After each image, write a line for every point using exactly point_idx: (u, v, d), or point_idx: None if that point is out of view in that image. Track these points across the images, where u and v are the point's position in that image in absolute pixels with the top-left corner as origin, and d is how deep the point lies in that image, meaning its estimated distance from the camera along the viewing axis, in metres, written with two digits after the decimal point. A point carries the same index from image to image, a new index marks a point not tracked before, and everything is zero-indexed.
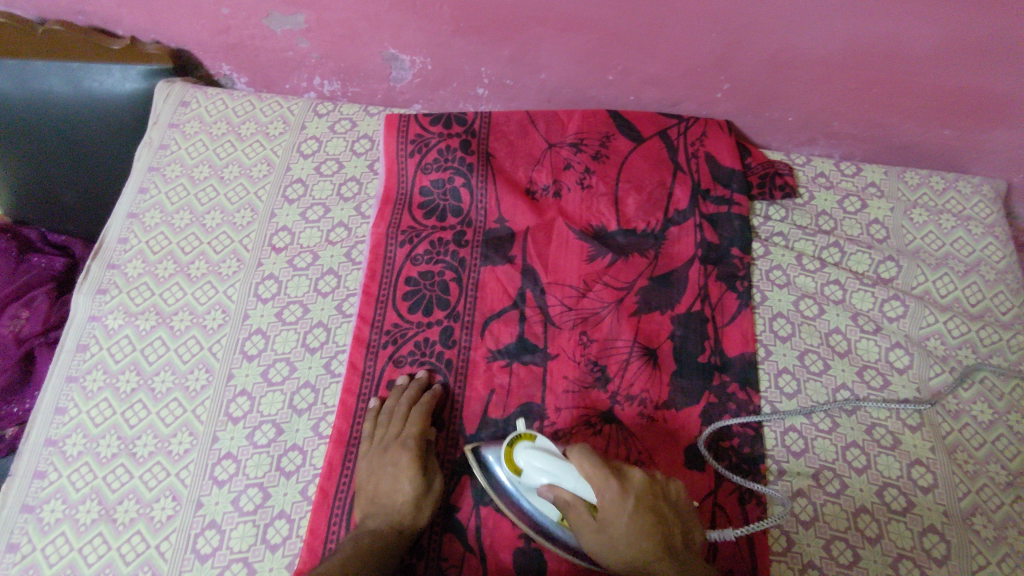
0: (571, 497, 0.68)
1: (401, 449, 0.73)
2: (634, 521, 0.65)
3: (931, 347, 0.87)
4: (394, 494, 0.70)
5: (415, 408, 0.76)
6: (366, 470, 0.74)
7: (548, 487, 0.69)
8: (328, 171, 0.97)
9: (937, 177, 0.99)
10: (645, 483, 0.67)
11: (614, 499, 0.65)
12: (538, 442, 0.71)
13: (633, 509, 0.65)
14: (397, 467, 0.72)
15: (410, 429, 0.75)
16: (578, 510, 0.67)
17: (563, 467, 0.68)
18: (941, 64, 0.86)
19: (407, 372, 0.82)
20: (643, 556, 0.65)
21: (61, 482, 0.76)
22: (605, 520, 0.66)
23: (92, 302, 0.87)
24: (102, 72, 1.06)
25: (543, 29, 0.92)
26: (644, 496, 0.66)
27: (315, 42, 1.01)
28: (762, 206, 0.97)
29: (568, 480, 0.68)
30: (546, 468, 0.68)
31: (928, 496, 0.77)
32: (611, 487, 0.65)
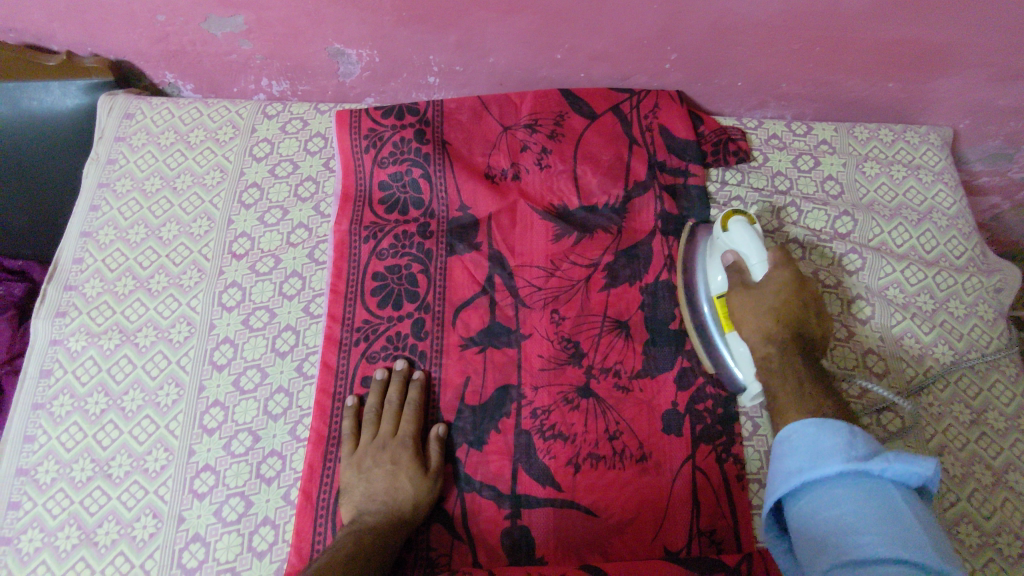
0: (744, 266, 0.76)
1: (399, 448, 0.75)
2: (781, 298, 0.72)
3: (891, 296, 0.89)
4: (396, 491, 0.72)
5: (409, 406, 0.78)
6: (354, 468, 0.74)
7: (730, 254, 0.78)
8: (283, 173, 0.95)
9: (886, 130, 1.01)
10: (811, 298, 0.73)
11: (776, 280, 0.72)
12: (754, 225, 0.77)
13: (784, 284, 0.72)
14: (398, 465, 0.74)
15: (407, 427, 0.77)
16: (741, 274, 0.76)
17: (756, 245, 0.75)
18: (878, 19, 0.88)
19: (383, 367, 0.82)
20: (767, 328, 0.71)
21: (37, 510, 0.74)
22: (755, 289, 0.73)
23: (52, 325, 0.84)
24: (40, 91, 1.02)
25: (486, 13, 0.91)
26: (794, 288, 0.72)
27: (258, 43, 0.99)
28: (718, 172, 0.98)
29: (753, 252, 0.75)
30: (747, 238, 0.75)
31: (898, 441, 0.80)
32: (781, 265, 0.73)
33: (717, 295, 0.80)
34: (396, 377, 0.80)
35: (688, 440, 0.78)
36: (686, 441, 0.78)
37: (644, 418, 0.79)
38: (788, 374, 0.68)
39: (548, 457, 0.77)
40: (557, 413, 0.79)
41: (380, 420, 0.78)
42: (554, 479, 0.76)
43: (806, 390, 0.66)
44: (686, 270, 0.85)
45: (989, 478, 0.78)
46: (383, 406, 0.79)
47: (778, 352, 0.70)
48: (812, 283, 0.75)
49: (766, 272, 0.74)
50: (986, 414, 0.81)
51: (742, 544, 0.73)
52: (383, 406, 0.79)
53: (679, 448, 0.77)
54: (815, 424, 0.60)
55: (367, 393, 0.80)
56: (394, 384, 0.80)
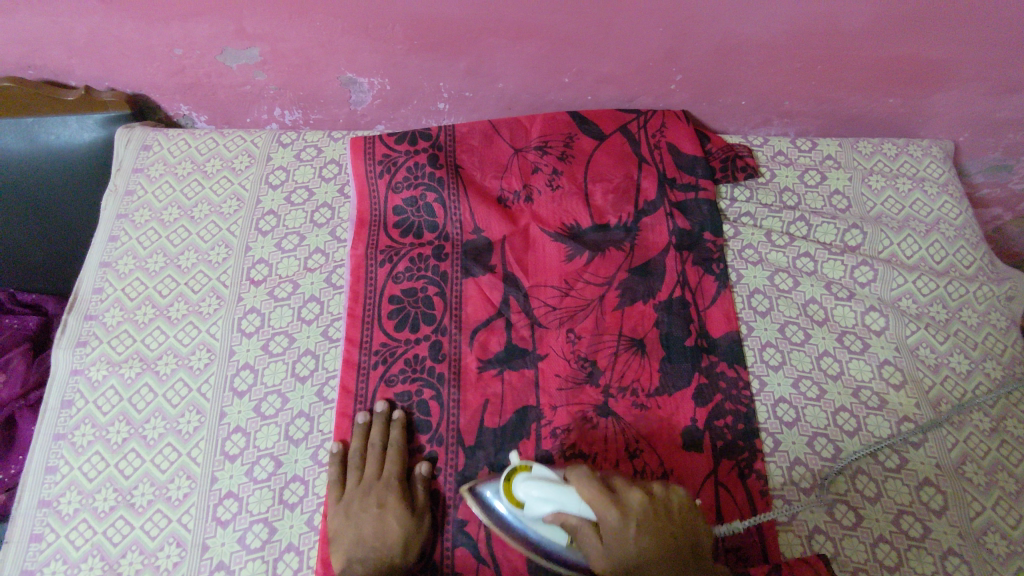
0: (575, 520, 0.68)
1: (385, 489, 0.75)
2: (641, 549, 0.65)
3: (904, 306, 0.90)
4: (385, 535, 0.72)
5: (391, 446, 0.78)
6: (341, 515, 0.73)
7: (553, 515, 0.69)
8: (299, 200, 0.97)
9: (889, 144, 1.03)
10: (647, 508, 0.68)
11: (620, 533, 0.66)
12: (537, 471, 0.72)
13: (636, 524, 0.66)
14: (384, 508, 0.73)
15: (392, 467, 0.77)
16: (583, 534, 0.68)
17: (563, 493, 0.69)
18: (877, 38, 0.90)
19: (365, 410, 0.81)
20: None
21: (60, 542, 0.74)
22: (610, 544, 0.66)
23: (74, 355, 0.85)
24: (57, 124, 1.05)
25: (496, 40, 0.93)
26: (646, 518, 0.67)
27: (272, 74, 1.01)
28: (727, 189, 0.99)
29: (570, 502, 0.68)
30: (546, 496, 0.69)
31: (919, 451, 0.80)
32: (611, 513, 0.66)
33: (565, 542, 0.70)
34: (377, 420, 0.80)
35: (710, 457, 0.78)
36: (708, 457, 0.78)
37: (664, 433, 0.79)
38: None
39: None
40: (577, 430, 0.79)
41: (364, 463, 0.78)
42: None
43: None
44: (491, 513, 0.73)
45: (1013, 486, 0.78)
46: (366, 449, 0.78)
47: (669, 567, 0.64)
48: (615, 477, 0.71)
49: (599, 524, 0.67)
50: (1005, 422, 0.82)
51: (769, 559, 0.73)
52: (365, 450, 0.78)
53: (702, 466, 0.78)
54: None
55: (349, 438, 0.79)
56: (375, 426, 0.79)
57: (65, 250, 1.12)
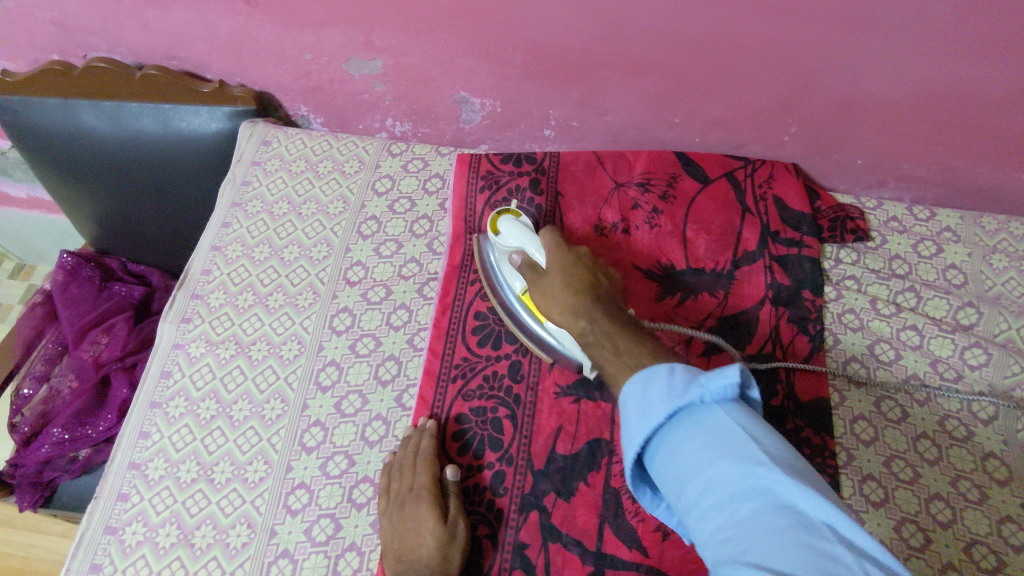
0: (532, 260, 0.83)
1: (417, 502, 0.73)
2: (572, 273, 0.78)
3: (1018, 397, 0.84)
4: (420, 547, 0.71)
5: (422, 456, 0.76)
6: (388, 529, 0.74)
7: (518, 254, 0.84)
8: (400, 209, 1.00)
9: (1017, 223, 0.97)
10: (590, 260, 0.82)
11: (566, 265, 0.79)
12: (521, 217, 0.87)
13: (567, 258, 0.80)
14: (417, 520, 0.72)
15: (423, 477, 0.75)
16: (533, 274, 0.82)
17: (529, 239, 0.84)
18: (1015, 109, 0.86)
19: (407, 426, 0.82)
20: (569, 294, 0.76)
21: (143, 505, 0.78)
22: (548, 274, 0.79)
23: (177, 329, 0.90)
24: (190, 113, 1.10)
25: (613, 74, 0.94)
26: (583, 259, 0.81)
27: (390, 85, 1.05)
28: (832, 249, 0.95)
29: (532, 245, 0.83)
30: (518, 234, 0.85)
31: (1020, 556, 0.74)
32: (561, 249, 0.81)
33: (521, 291, 0.84)
34: (411, 433, 0.80)
35: None
36: None
37: None
38: (592, 316, 0.73)
39: (636, 520, 0.75)
40: None
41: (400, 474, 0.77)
42: (642, 544, 0.74)
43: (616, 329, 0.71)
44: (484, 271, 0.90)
45: None
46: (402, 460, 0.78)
47: (594, 324, 0.73)
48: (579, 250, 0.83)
49: (544, 263, 0.81)
50: None
51: None
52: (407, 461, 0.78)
53: None
54: (642, 377, 0.54)
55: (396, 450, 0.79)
56: (409, 439, 0.79)
57: (175, 228, 1.26)
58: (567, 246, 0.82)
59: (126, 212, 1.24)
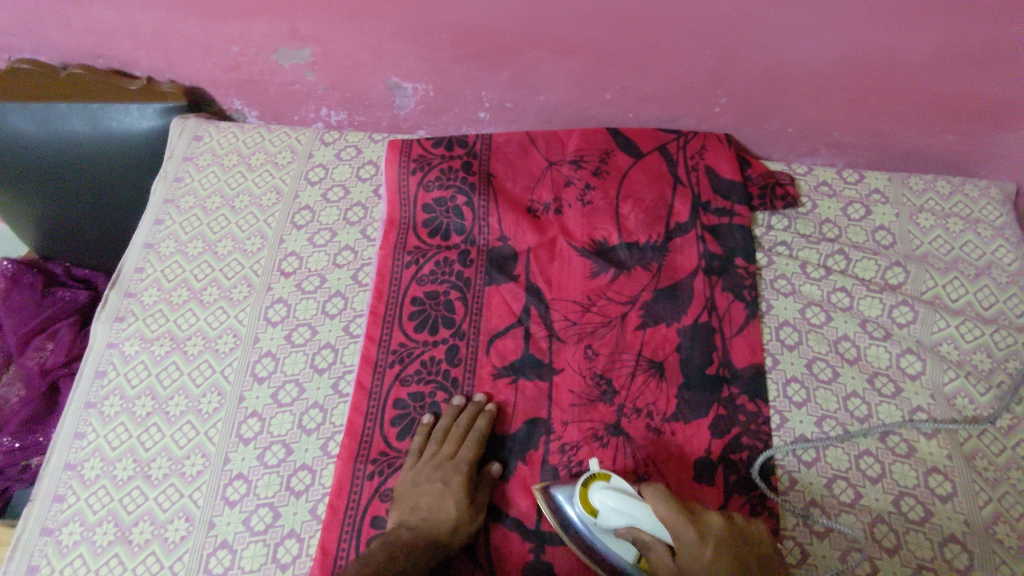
0: (649, 537, 0.67)
1: (454, 472, 0.75)
2: (717, 566, 0.63)
3: (944, 352, 0.86)
4: (437, 511, 0.72)
5: (474, 434, 0.78)
6: (410, 481, 0.76)
7: (626, 529, 0.68)
8: (334, 198, 0.99)
9: (943, 182, 0.99)
10: (727, 528, 0.66)
11: (688, 545, 0.64)
12: (614, 480, 0.71)
13: (712, 553, 0.63)
14: (446, 487, 0.74)
15: (468, 454, 0.77)
16: (656, 550, 0.66)
17: (640, 507, 0.68)
18: (935, 71, 0.87)
19: (431, 411, 0.82)
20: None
21: (79, 505, 0.77)
22: (683, 567, 0.64)
23: (111, 329, 0.89)
24: (120, 112, 1.07)
25: (539, 53, 0.94)
26: (722, 544, 0.64)
27: (321, 74, 1.04)
28: (764, 216, 0.97)
29: (645, 519, 0.67)
30: (621, 506, 0.68)
31: (946, 505, 0.76)
32: (688, 531, 0.64)
33: (636, 561, 0.70)
34: (470, 406, 0.81)
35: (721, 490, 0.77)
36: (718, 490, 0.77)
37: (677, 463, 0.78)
38: None
39: None
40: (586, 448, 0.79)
41: (442, 439, 0.79)
42: None
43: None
44: (565, 525, 0.72)
45: None
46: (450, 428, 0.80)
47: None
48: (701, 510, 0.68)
49: (675, 541, 0.64)
50: None
51: None
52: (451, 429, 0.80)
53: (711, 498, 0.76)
54: None
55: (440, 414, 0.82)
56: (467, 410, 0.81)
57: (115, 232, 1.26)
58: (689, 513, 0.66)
59: (63, 217, 1.23)
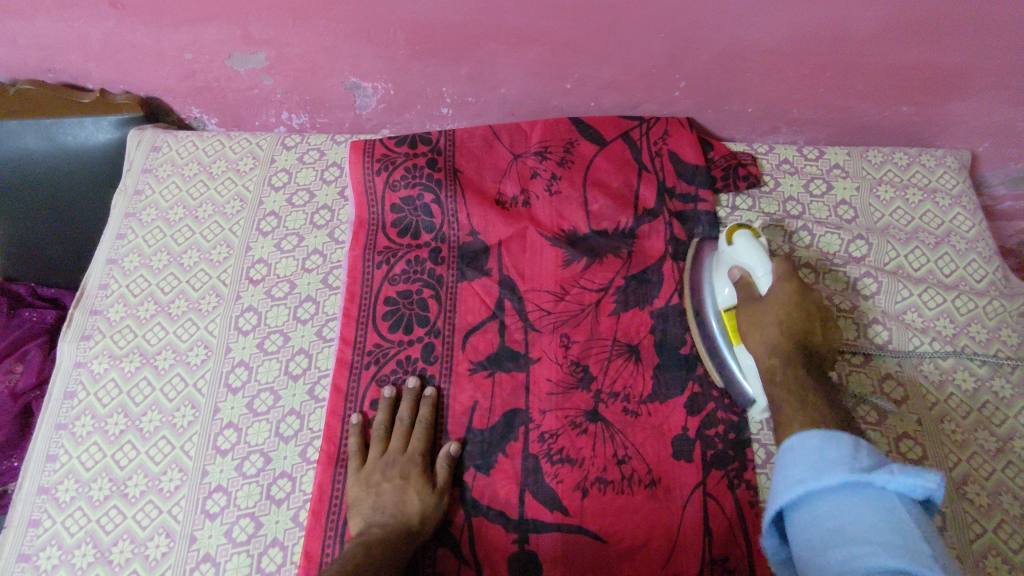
0: (754, 283, 0.78)
1: (409, 463, 0.77)
2: (785, 319, 0.73)
3: (909, 320, 0.88)
4: (403, 505, 0.73)
5: (419, 423, 0.80)
6: (361, 484, 0.75)
7: (741, 270, 0.80)
8: (300, 202, 0.98)
9: (900, 153, 1.01)
10: (816, 304, 0.74)
11: (779, 294, 0.75)
12: (760, 237, 0.80)
13: (791, 304, 0.73)
14: (405, 480, 0.75)
15: (416, 444, 0.79)
16: (750, 296, 0.78)
17: (763, 260, 0.78)
18: (887, 44, 0.89)
19: (358, 411, 0.82)
20: (773, 346, 0.72)
21: (55, 528, 0.76)
22: (764, 297, 0.76)
23: (77, 348, 0.88)
24: (75, 126, 1.07)
25: (497, 46, 0.94)
26: (805, 307, 0.74)
27: (278, 78, 1.03)
28: (728, 197, 0.98)
29: (761, 267, 0.77)
30: (752, 252, 0.79)
31: (918, 469, 0.78)
32: (780, 283, 0.75)
33: (726, 309, 0.82)
34: (406, 395, 0.82)
35: (699, 467, 0.77)
36: (696, 467, 0.77)
37: (655, 443, 0.79)
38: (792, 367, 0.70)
39: (555, 482, 0.77)
40: (565, 436, 0.79)
41: (386, 435, 0.80)
42: (562, 504, 0.76)
43: (806, 371, 0.69)
44: (693, 291, 0.86)
45: (1017, 510, 0.75)
46: (392, 422, 0.81)
47: (786, 366, 0.70)
48: (810, 289, 0.77)
49: (768, 291, 0.76)
50: (1013, 443, 0.79)
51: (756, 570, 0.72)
52: (392, 423, 0.81)
53: (690, 476, 0.77)
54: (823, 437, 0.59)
55: (373, 412, 0.82)
56: (404, 401, 0.81)
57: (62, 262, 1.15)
58: (796, 276, 0.76)
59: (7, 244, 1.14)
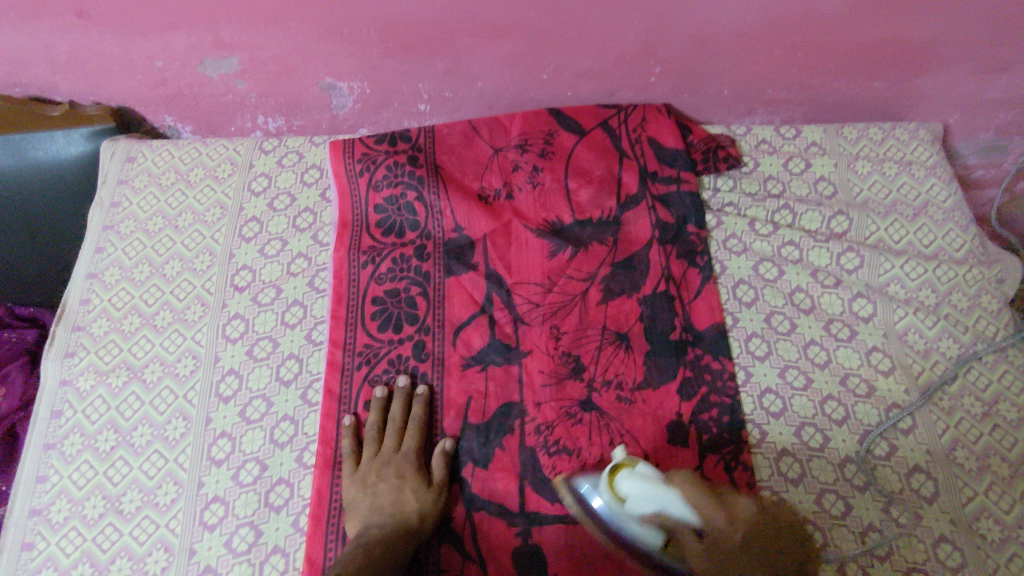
0: (676, 522, 0.65)
1: (404, 462, 0.77)
2: (748, 540, 0.64)
3: (892, 292, 0.89)
4: (401, 503, 0.73)
5: (412, 422, 0.80)
6: (358, 485, 0.75)
7: (655, 514, 0.65)
8: (281, 206, 0.97)
9: (874, 129, 1.02)
10: (757, 515, 0.66)
11: (719, 527, 0.64)
12: (637, 469, 0.69)
13: (744, 529, 0.64)
14: (402, 478, 0.75)
15: (411, 442, 0.79)
16: (684, 534, 0.65)
17: (668, 492, 0.66)
18: (856, 20, 0.90)
19: (351, 413, 0.82)
20: (733, 541, 0.64)
21: (50, 550, 0.75)
22: (714, 550, 0.63)
23: (62, 366, 0.86)
24: (45, 140, 1.04)
25: (471, 39, 0.94)
26: (755, 526, 0.65)
27: (251, 82, 1.02)
28: (709, 180, 0.99)
29: (675, 504, 0.65)
30: (651, 494, 0.66)
31: (908, 438, 0.79)
32: (719, 513, 0.65)
33: (659, 549, 0.66)
34: (398, 394, 0.82)
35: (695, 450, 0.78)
36: (693, 451, 0.78)
37: (651, 428, 0.79)
38: None
39: (555, 472, 0.77)
40: (561, 426, 0.80)
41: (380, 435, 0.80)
42: (562, 493, 0.76)
43: None
44: (578, 502, 0.71)
45: (1007, 471, 0.77)
46: (385, 422, 0.81)
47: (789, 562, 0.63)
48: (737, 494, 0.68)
49: (705, 522, 0.65)
50: (998, 406, 0.81)
51: None
52: (385, 423, 0.81)
53: (687, 459, 0.77)
54: None
55: (365, 413, 0.81)
56: (396, 400, 0.82)
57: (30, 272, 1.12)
58: (711, 497, 0.67)
59: None
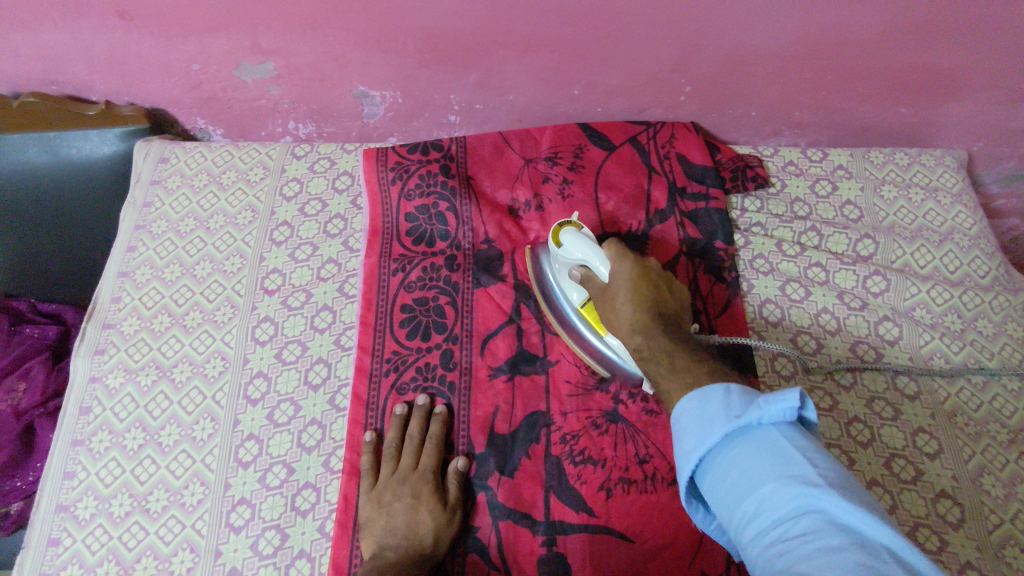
0: (594, 275, 0.80)
1: (420, 481, 0.76)
2: (635, 288, 0.76)
3: (918, 316, 0.89)
4: (416, 524, 0.72)
5: (429, 440, 0.79)
6: (373, 503, 0.75)
7: (580, 267, 0.82)
8: (312, 212, 0.98)
9: (901, 154, 1.03)
10: (653, 274, 0.78)
11: (624, 270, 0.77)
12: (582, 229, 0.83)
13: (636, 279, 0.76)
14: (417, 498, 0.75)
15: (428, 462, 0.78)
16: (596, 285, 0.80)
17: (593, 249, 0.80)
18: (887, 47, 0.91)
19: (373, 428, 0.81)
20: (632, 321, 0.74)
21: (76, 547, 0.75)
22: (613, 297, 0.78)
23: (91, 362, 0.87)
24: (79, 139, 1.07)
25: (505, 52, 0.95)
26: (644, 278, 0.77)
27: (285, 87, 1.03)
28: (737, 199, 0.99)
29: (596, 259, 0.80)
30: (581, 248, 0.81)
31: (934, 462, 0.79)
32: (622, 259, 0.78)
33: (581, 305, 0.83)
34: (417, 412, 0.81)
35: None
36: None
37: None
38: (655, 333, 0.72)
39: (580, 483, 0.77)
40: (586, 436, 0.80)
41: (397, 453, 0.79)
42: (588, 505, 0.76)
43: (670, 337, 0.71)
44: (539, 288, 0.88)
45: None
46: (403, 439, 0.80)
47: (644, 341, 0.72)
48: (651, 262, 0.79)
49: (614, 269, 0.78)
50: None
51: None
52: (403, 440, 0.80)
53: None
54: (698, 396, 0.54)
55: (385, 429, 0.81)
56: (414, 419, 0.81)
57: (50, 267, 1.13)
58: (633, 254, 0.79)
59: None
